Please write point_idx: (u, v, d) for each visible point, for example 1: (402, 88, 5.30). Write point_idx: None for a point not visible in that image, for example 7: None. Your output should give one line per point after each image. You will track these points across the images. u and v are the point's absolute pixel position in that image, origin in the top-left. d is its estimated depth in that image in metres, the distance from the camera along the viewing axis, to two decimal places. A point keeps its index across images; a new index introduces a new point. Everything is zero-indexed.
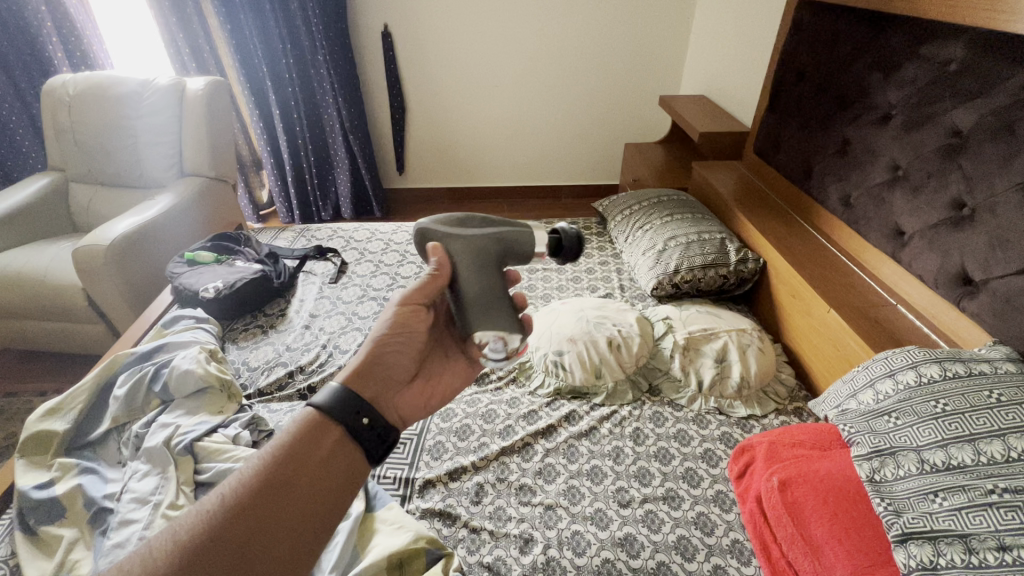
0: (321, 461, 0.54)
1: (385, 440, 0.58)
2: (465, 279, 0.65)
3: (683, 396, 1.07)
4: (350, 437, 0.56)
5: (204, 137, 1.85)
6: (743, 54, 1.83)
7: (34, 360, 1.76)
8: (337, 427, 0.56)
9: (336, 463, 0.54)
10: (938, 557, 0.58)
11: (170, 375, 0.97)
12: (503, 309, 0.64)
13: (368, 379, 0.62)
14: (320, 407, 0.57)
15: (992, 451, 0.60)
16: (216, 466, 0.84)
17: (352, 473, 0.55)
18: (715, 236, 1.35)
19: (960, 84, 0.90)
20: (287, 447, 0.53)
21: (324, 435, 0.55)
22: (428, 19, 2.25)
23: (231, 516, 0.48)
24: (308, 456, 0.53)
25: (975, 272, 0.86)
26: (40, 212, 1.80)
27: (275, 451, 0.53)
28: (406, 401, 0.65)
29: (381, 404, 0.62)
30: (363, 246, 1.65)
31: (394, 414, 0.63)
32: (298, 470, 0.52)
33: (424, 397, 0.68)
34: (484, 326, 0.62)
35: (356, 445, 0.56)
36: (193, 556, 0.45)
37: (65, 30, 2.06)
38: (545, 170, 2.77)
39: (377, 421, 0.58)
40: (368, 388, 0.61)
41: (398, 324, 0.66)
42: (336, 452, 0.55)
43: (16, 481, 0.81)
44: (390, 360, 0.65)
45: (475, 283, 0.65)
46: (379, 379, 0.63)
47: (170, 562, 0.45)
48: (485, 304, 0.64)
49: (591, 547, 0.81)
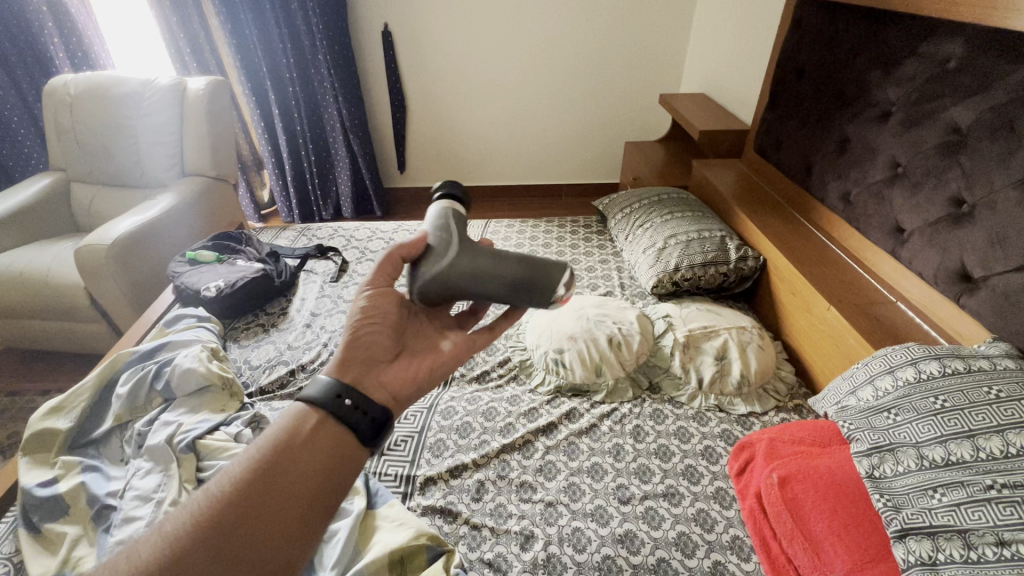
0: (305, 445, 0.54)
1: (375, 420, 0.58)
2: (498, 269, 0.66)
3: (683, 393, 1.07)
4: (335, 420, 0.57)
5: (204, 137, 1.86)
6: (743, 52, 1.83)
7: (37, 360, 1.77)
8: (318, 413, 0.57)
9: (321, 444, 0.55)
10: (937, 552, 0.58)
11: (172, 374, 0.97)
12: (533, 259, 0.67)
13: (348, 364, 0.62)
14: (309, 400, 0.57)
15: (990, 446, 0.60)
16: (217, 464, 0.85)
17: (341, 456, 0.55)
18: (715, 233, 1.35)
19: (959, 81, 0.90)
20: (270, 435, 0.54)
21: (306, 422, 0.56)
22: (428, 19, 2.26)
23: (216, 507, 0.49)
24: (292, 444, 0.54)
25: (975, 269, 0.87)
26: (42, 211, 1.81)
27: (259, 443, 0.54)
28: (394, 377, 0.65)
29: (364, 384, 0.61)
30: (363, 246, 1.65)
31: (380, 391, 0.62)
32: (283, 458, 0.53)
33: (414, 371, 0.66)
34: (550, 279, 0.65)
35: (341, 428, 0.56)
36: (180, 546, 0.46)
37: (66, 30, 2.07)
38: (545, 168, 2.77)
39: (358, 400, 0.58)
40: (348, 372, 0.62)
41: (370, 307, 0.68)
42: (320, 438, 0.55)
43: (21, 479, 0.82)
44: (370, 342, 0.65)
45: (505, 265, 0.66)
46: (361, 362, 0.64)
47: (155, 555, 0.45)
48: (529, 267, 0.66)
49: (592, 544, 0.81)
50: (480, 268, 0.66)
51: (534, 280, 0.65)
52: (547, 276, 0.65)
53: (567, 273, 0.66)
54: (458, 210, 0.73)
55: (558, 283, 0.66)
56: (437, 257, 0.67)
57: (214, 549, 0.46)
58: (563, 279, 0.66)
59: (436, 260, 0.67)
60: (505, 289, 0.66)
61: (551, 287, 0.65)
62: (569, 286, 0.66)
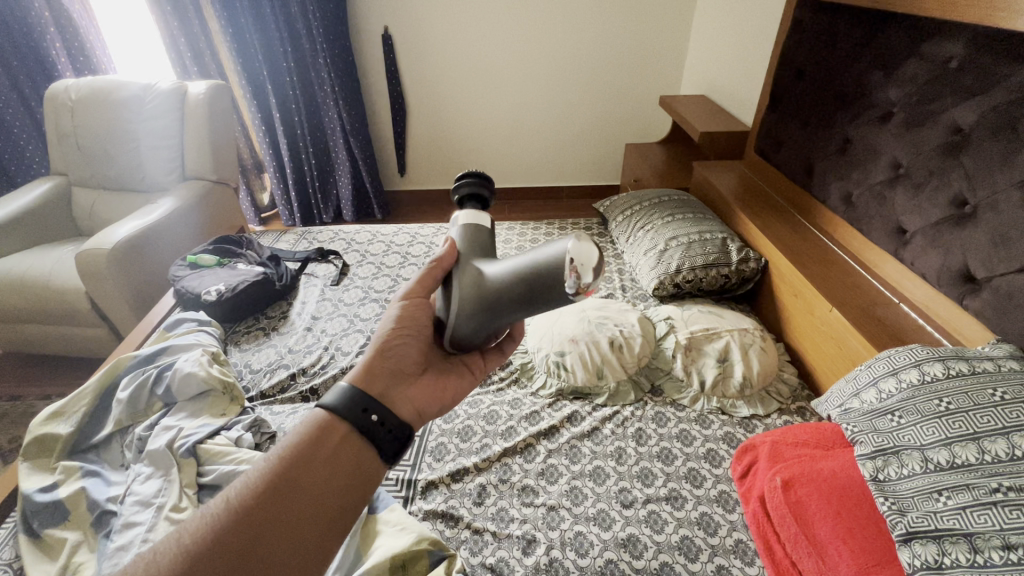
0: (326, 459, 0.53)
1: (397, 435, 0.57)
2: (509, 287, 0.55)
3: (685, 396, 1.06)
4: (358, 434, 0.56)
5: (205, 140, 1.86)
6: (742, 54, 1.83)
7: (38, 365, 1.77)
8: (343, 424, 0.56)
9: (343, 459, 0.54)
10: (943, 556, 0.57)
11: (172, 378, 0.97)
12: (538, 251, 0.54)
13: (376, 375, 0.61)
14: (329, 407, 0.56)
15: (996, 449, 0.60)
16: (218, 469, 0.84)
17: (362, 470, 0.55)
18: (716, 235, 1.35)
19: (961, 81, 0.89)
20: (292, 447, 0.53)
21: (330, 433, 0.55)
22: (429, 21, 2.26)
23: (235, 517, 0.48)
24: (314, 457, 0.53)
25: (978, 270, 0.86)
26: (43, 216, 1.81)
27: (281, 453, 0.53)
28: (421, 394, 0.63)
29: (391, 398, 0.60)
30: (364, 249, 1.65)
31: (409, 408, 0.61)
32: (304, 471, 0.52)
33: (439, 391, 0.65)
34: (557, 270, 0.51)
35: (364, 443, 0.56)
36: (198, 557, 0.46)
37: (68, 35, 2.09)
38: (546, 170, 2.77)
39: (385, 416, 0.57)
40: (375, 384, 0.60)
41: (404, 316, 0.64)
42: (343, 451, 0.55)
43: (21, 484, 0.81)
44: (400, 354, 0.63)
45: (513, 278, 0.55)
46: (390, 374, 0.62)
47: (172, 566, 0.45)
48: (535, 263, 0.53)
49: (594, 548, 0.80)
50: (485, 280, 0.58)
51: (539, 281, 0.52)
52: (549, 268, 0.51)
53: (571, 256, 0.49)
54: (468, 222, 0.65)
55: (564, 275, 0.49)
56: (452, 285, 0.61)
57: (231, 560, 0.46)
58: (575, 262, 0.49)
59: (451, 290, 0.61)
60: (517, 300, 0.55)
61: (562, 285, 0.50)
62: (595, 275, 0.48)
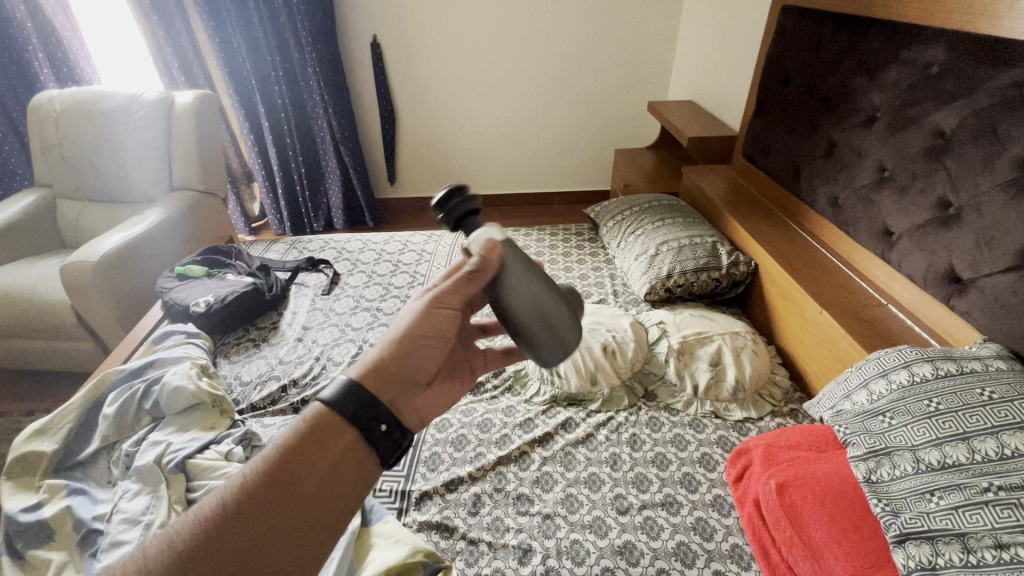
0: (326, 464, 0.51)
1: (401, 446, 0.55)
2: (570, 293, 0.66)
3: (678, 401, 1.07)
4: (363, 442, 0.53)
5: (193, 150, 1.84)
6: (729, 59, 1.85)
7: (23, 381, 1.73)
8: (349, 433, 0.53)
9: (343, 465, 0.52)
10: (937, 556, 0.57)
11: (160, 392, 0.96)
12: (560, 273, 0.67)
13: (386, 381, 0.57)
14: (329, 403, 0.54)
15: (985, 449, 0.61)
16: (208, 484, 0.83)
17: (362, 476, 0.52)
18: (706, 239, 1.36)
19: (942, 86, 0.91)
20: (289, 450, 0.50)
21: (335, 440, 0.52)
22: (420, 30, 2.27)
23: (229, 519, 0.46)
24: (313, 461, 0.50)
25: (963, 271, 0.87)
26: (26, 229, 1.78)
27: (278, 456, 0.50)
28: (426, 402, 0.62)
29: (399, 407, 0.57)
30: (354, 257, 1.64)
31: (413, 416, 0.59)
32: (302, 476, 0.49)
33: (442, 397, 0.65)
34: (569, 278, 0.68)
35: (366, 451, 0.53)
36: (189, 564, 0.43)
37: (51, 46, 2.07)
38: (536, 176, 2.77)
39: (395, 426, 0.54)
40: (385, 390, 0.57)
41: (429, 324, 0.60)
42: (344, 458, 0.52)
43: (5, 504, 0.79)
44: (415, 363, 0.60)
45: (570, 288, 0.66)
46: (401, 382, 0.59)
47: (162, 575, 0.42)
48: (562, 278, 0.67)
49: (590, 556, 0.80)
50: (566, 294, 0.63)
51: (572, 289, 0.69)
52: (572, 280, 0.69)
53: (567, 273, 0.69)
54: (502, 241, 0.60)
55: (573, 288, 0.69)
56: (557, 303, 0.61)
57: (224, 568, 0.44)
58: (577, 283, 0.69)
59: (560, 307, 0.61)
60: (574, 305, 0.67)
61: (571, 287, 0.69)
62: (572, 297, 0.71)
